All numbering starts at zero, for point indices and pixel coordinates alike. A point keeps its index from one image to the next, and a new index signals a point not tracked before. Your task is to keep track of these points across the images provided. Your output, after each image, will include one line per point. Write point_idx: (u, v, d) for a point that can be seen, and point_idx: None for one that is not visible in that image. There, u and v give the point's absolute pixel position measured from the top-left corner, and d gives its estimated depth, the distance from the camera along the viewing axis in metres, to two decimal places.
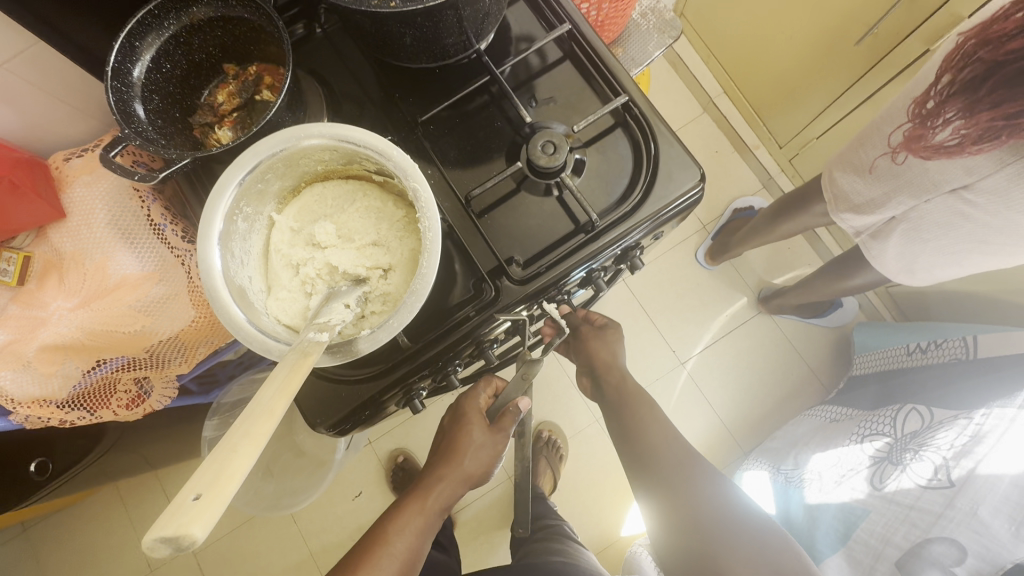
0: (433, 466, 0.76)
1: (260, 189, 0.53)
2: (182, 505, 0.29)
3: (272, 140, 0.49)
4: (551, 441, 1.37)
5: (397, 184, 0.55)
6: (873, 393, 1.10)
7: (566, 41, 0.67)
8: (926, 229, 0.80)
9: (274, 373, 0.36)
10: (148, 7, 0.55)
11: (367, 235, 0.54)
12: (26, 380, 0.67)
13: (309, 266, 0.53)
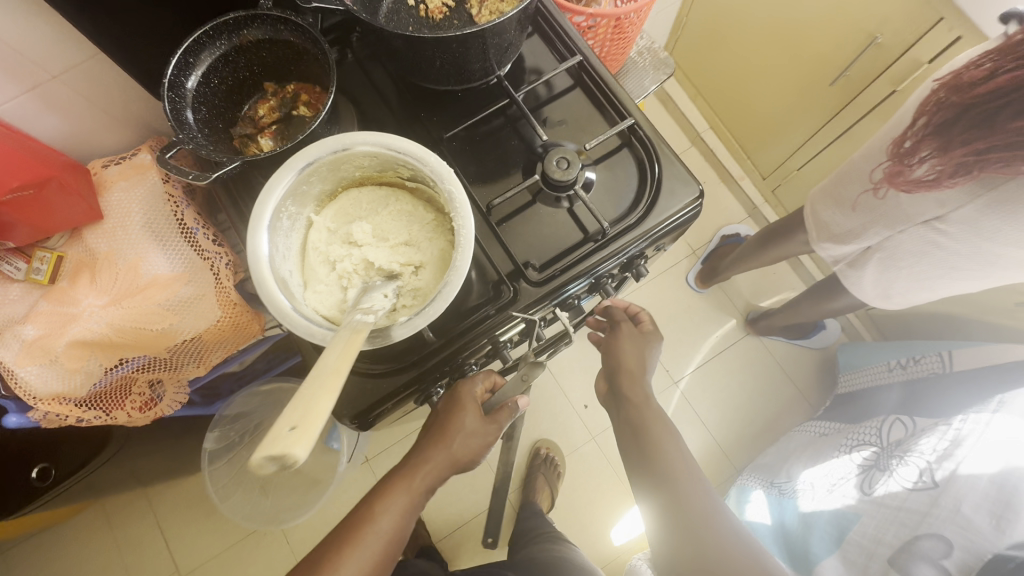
0: (420, 446, 0.72)
1: (303, 191, 0.57)
2: (281, 434, 0.34)
3: (320, 145, 0.54)
4: (548, 458, 1.39)
5: (429, 189, 0.60)
6: (858, 406, 1.16)
7: (576, 71, 0.74)
8: (900, 257, 0.87)
9: (336, 338, 0.42)
10: (205, 28, 0.60)
11: (400, 235, 0.59)
12: (51, 376, 0.70)
13: (348, 261, 0.57)
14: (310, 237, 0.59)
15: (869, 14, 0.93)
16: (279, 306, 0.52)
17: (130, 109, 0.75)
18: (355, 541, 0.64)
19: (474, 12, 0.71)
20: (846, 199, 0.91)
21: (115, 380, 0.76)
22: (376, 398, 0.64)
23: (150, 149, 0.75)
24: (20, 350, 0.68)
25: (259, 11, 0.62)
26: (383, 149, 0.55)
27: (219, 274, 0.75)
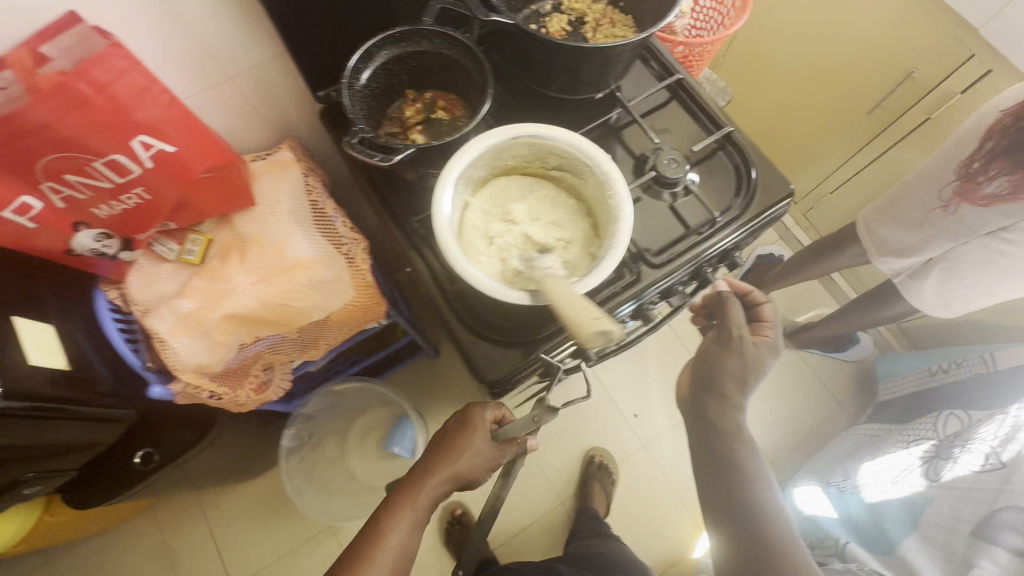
0: (423, 464, 0.74)
1: (469, 174, 0.65)
2: (594, 325, 0.54)
3: (494, 134, 0.62)
4: (603, 465, 1.41)
5: (571, 178, 0.69)
6: (905, 407, 1.23)
7: (673, 88, 0.85)
8: (963, 267, 0.97)
9: (558, 283, 0.59)
10: (376, 39, 0.70)
11: (549, 216, 0.68)
12: (199, 347, 0.75)
13: (507, 237, 0.65)
14: (468, 217, 0.66)
15: (907, 53, 1.07)
16: (464, 268, 0.58)
17: (274, 111, 0.84)
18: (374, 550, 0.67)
19: (589, 35, 0.81)
20: (905, 216, 1.02)
21: (247, 357, 0.82)
22: (515, 366, 0.69)
23: (289, 147, 0.83)
24: (175, 322, 0.74)
25: (421, 27, 0.71)
26: (545, 139, 0.64)
27: (352, 258, 0.82)
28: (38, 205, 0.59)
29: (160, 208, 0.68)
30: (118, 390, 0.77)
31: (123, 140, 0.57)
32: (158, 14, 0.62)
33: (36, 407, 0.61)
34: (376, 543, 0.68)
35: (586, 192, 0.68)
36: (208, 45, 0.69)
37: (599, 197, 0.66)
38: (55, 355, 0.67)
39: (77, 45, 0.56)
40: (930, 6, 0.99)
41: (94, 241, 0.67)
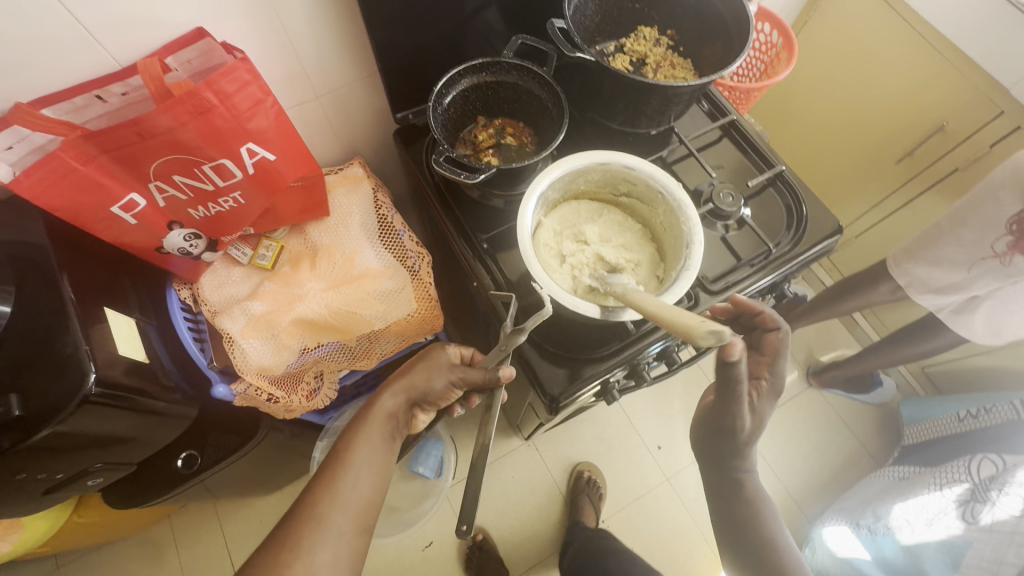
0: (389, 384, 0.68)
1: (546, 195, 0.69)
2: (703, 330, 0.49)
3: (575, 160, 0.67)
4: (591, 480, 1.38)
5: (639, 205, 0.73)
6: (938, 452, 1.22)
7: (726, 127, 0.90)
8: (1013, 303, 1.02)
9: (648, 300, 0.57)
10: (460, 67, 0.74)
11: (617, 239, 0.72)
12: (265, 349, 0.76)
13: (579, 256, 0.69)
14: (541, 234, 0.70)
15: (938, 107, 1.13)
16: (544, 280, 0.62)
17: (348, 129, 0.89)
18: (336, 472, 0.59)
19: (650, 75, 0.87)
20: (943, 258, 1.05)
21: (305, 363, 0.82)
22: (579, 382, 0.70)
23: (360, 163, 0.86)
24: (245, 323, 0.76)
25: (502, 60, 0.76)
26: (621, 166, 0.68)
27: (416, 272, 0.84)
28: (142, 202, 0.63)
29: (248, 214, 0.72)
30: (181, 385, 0.74)
31: (233, 147, 0.62)
32: (267, 35, 0.67)
33: (119, 398, 0.62)
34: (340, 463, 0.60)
35: (653, 219, 0.73)
36: (304, 65, 0.74)
37: (668, 223, 0.70)
38: (137, 347, 0.68)
39: (198, 57, 0.62)
40: (961, 63, 1.06)
41: (184, 241, 0.70)
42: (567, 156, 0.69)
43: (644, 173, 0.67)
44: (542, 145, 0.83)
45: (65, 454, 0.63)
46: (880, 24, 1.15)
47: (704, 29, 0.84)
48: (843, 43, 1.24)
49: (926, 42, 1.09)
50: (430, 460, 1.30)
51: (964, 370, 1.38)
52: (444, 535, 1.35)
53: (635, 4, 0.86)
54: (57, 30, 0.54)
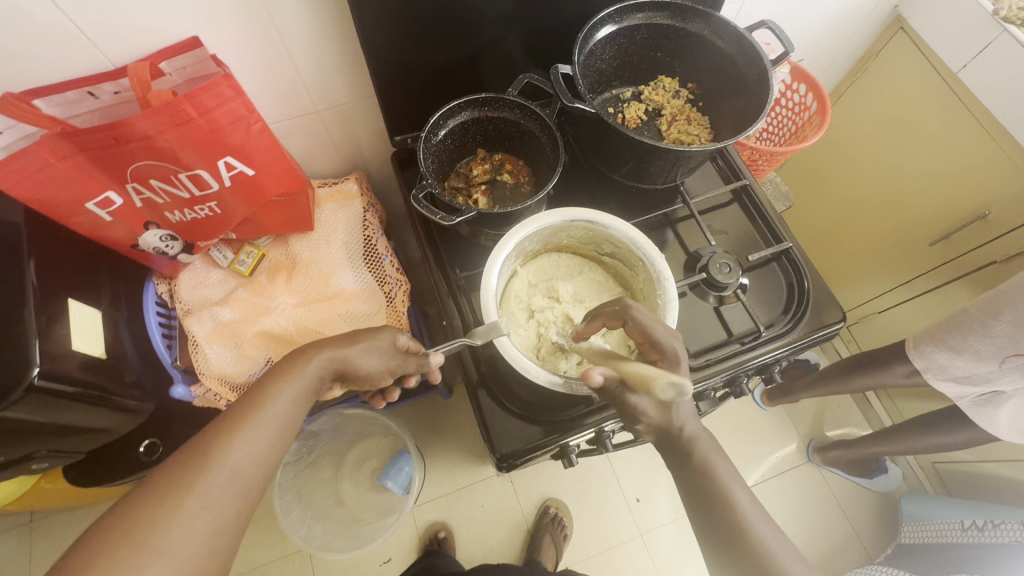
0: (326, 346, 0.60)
1: (522, 247, 0.67)
2: (659, 381, 0.44)
3: (555, 215, 0.65)
4: (557, 518, 1.35)
5: (620, 266, 0.71)
6: (934, 563, 1.13)
7: (739, 192, 0.85)
8: None
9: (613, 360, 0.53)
10: (461, 100, 0.72)
11: (592, 300, 0.70)
12: (227, 357, 0.76)
13: (547, 313, 0.68)
14: (513, 285, 0.69)
15: (982, 191, 1.05)
16: (499, 336, 0.61)
17: (349, 144, 0.88)
18: (245, 423, 0.49)
19: (664, 128, 0.83)
20: (966, 348, 0.95)
21: (269, 375, 0.79)
22: (532, 442, 0.68)
23: (356, 180, 0.85)
24: (212, 328, 0.76)
25: (504, 97, 0.73)
26: (601, 226, 0.66)
27: (393, 299, 0.82)
28: (118, 201, 0.63)
29: (226, 222, 0.71)
30: (143, 382, 0.77)
31: (211, 159, 0.62)
32: (266, 48, 0.66)
33: (69, 389, 0.63)
34: (251, 413, 0.50)
35: (635, 283, 0.69)
36: (304, 80, 0.73)
37: (646, 291, 0.66)
38: (96, 340, 0.69)
39: (193, 64, 0.63)
40: (1013, 151, 0.98)
41: (160, 241, 0.70)
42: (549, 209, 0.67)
43: (624, 236, 0.65)
44: (538, 188, 0.80)
45: (13, 440, 0.64)
46: (927, 94, 1.08)
47: (724, 85, 0.78)
48: (887, 109, 1.17)
49: (976, 121, 1.02)
50: (399, 476, 1.23)
51: (979, 475, 1.27)
52: (402, 554, 1.33)
53: (655, 52, 0.80)
54: (51, 28, 0.55)
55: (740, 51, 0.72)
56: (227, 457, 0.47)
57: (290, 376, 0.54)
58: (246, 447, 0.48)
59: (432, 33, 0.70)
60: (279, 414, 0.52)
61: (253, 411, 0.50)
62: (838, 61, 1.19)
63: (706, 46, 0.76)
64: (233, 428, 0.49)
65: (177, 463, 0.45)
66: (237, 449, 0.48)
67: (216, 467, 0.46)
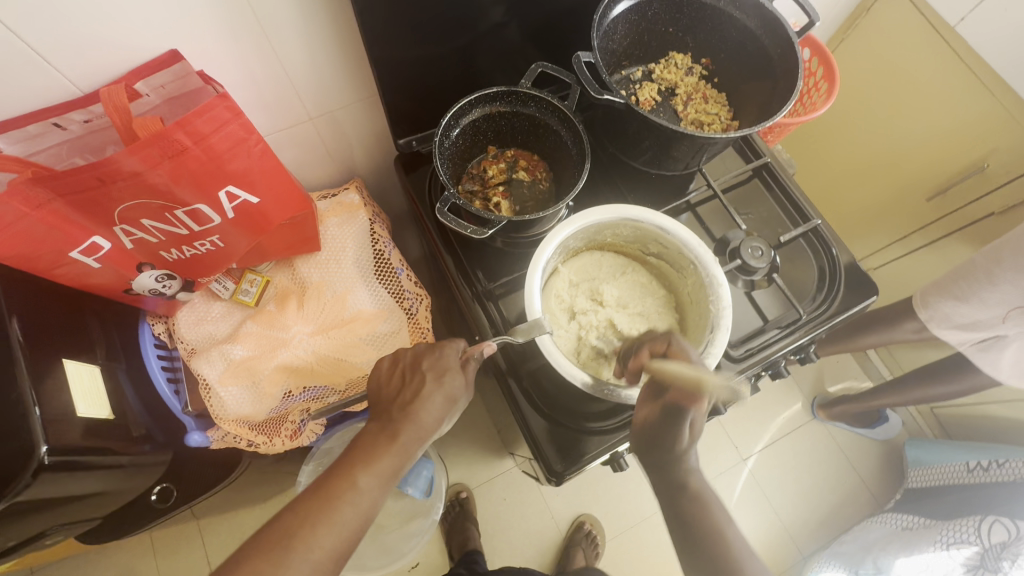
0: (396, 405, 0.58)
1: (567, 243, 0.67)
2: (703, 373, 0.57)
3: (605, 211, 0.66)
4: (591, 534, 1.33)
5: (665, 266, 0.72)
6: (943, 506, 1.17)
7: (760, 170, 0.82)
8: None
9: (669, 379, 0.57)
10: (472, 98, 0.66)
11: (635, 304, 0.71)
12: (244, 398, 0.71)
13: (591, 313, 0.69)
14: (555, 282, 0.70)
15: (980, 145, 1.05)
16: (542, 333, 0.60)
17: (344, 149, 0.81)
18: (329, 515, 0.51)
19: (680, 109, 0.79)
20: (971, 296, 0.90)
21: (288, 408, 0.76)
22: (585, 454, 0.66)
23: (357, 188, 0.78)
24: (224, 369, 0.70)
25: (517, 90, 0.68)
26: (653, 227, 0.67)
27: (414, 315, 0.78)
28: (106, 245, 0.56)
29: (228, 256, 0.65)
30: (154, 434, 0.70)
31: (210, 192, 0.55)
32: (249, 55, 0.58)
33: (76, 461, 0.57)
34: (341, 501, 0.52)
35: (681, 286, 0.71)
36: (293, 86, 0.65)
37: (695, 295, 0.68)
38: (98, 402, 0.62)
39: (172, 81, 0.56)
40: (1013, 105, 0.98)
41: (156, 281, 0.63)
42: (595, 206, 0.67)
43: (678, 238, 0.66)
44: (558, 185, 0.75)
45: (20, 521, 0.57)
46: (922, 50, 1.06)
47: (743, 60, 0.74)
48: (880, 67, 1.14)
49: (974, 76, 1.01)
50: (418, 481, 1.19)
51: (977, 417, 1.32)
52: (430, 556, 1.32)
53: (668, 27, 0.76)
54: (1, 53, 0.46)
55: (763, 25, 0.68)
56: (308, 554, 0.49)
57: (382, 456, 0.55)
58: (328, 542, 0.50)
59: (432, 23, 0.63)
60: (365, 503, 0.53)
61: (341, 500, 0.52)
62: (830, 20, 1.16)
63: (723, 19, 0.72)
64: (320, 520, 0.50)
65: (260, 558, 0.47)
66: (320, 544, 0.49)
67: (300, 565, 0.48)
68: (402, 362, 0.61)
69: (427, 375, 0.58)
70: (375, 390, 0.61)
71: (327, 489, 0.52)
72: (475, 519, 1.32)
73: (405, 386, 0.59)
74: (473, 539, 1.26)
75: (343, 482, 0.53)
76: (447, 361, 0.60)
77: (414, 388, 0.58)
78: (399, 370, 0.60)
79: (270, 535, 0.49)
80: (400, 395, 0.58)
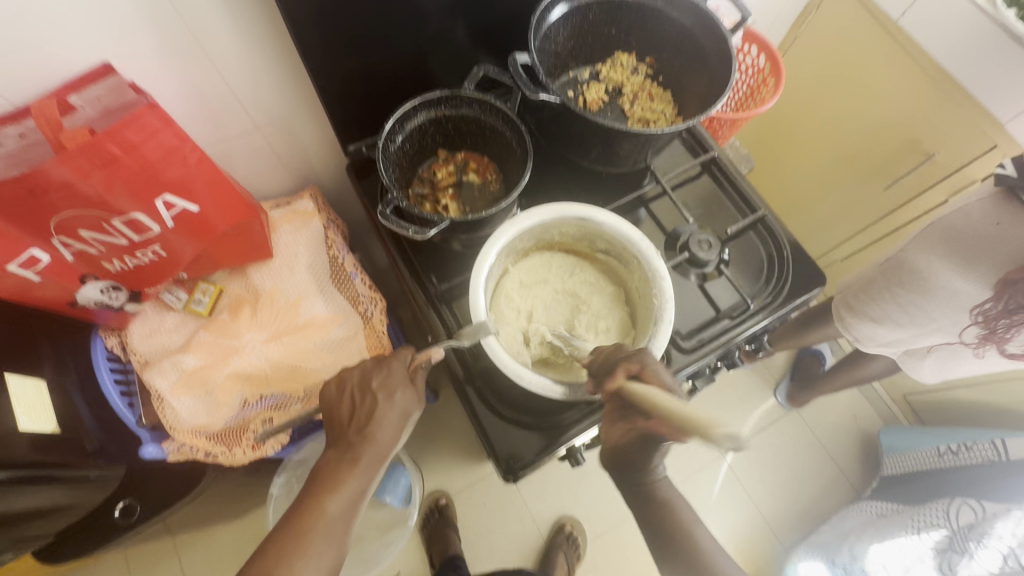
0: (349, 429, 0.57)
1: (512, 244, 0.67)
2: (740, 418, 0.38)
3: (547, 210, 0.65)
4: (572, 536, 1.31)
5: (615, 262, 0.71)
6: (915, 491, 1.18)
7: (709, 164, 0.84)
8: (960, 357, 0.86)
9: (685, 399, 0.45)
10: (414, 103, 0.67)
11: (587, 304, 0.71)
12: (199, 408, 0.71)
13: (545, 318, 0.69)
14: (506, 283, 0.69)
15: (928, 133, 1.05)
16: (486, 334, 0.60)
17: (298, 158, 0.81)
18: (304, 548, 0.50)
19: (627, 108, 0.80)
20: (886, 318, 0.87)
21: (247, 417, 0.75)
22: (538, 451, 0.66)
23: (311, 196, 0.78)
24: (177, 379, 0.70)
25: (460, 94, 0.69)
26: (597, 224, 0.66)
27: (370, 318, 0.79)
28: (45, 258, 0.56)
29: (176, 264, 0.66)
30: (107, 449, 0.71)
31: (147, 201, 0.56)
32: (188, 66, 0.59)
33: (17, 475, 0.59)
34: (314, 532, 0.51)
35: (629, 279, 0.70)
36: (237, 96, 0.66)
37: (644, 291, 0.67)
38: (44, 416, 0.63)
39: (107, 94, 0.57)
40: (952, 90, 0.99)
41: (102, 293, 0.64)
42: (540, 205, 0.67)
43: (622, 234, 0.65)
44: (507, 185, 0.77)
45: None
46: (870, 43, 1.07)
47: (684, 58, 0.76)
48: (832, 61, 1.16)
49: (919, 65, 1.01)
50: (397, 489, 1.20)
51: (947, 402, 1.33)
52: (411, 565, 1.31)
53: (610, 29, 0.77)
54: None
55: (698, 22, 0.70)
56: None
57: (348, 480, 0.54)
58: (309, 573, 0.50)
59: (370, 33, 0.64)
60: (340, 529, 0.53)
61: (313, 530, 0.51)
62: (780, 19, 1.18)
63: (660, 18, 0.73)
64: (295, 552, 0.50)
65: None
66: (300, 573, 0.49)
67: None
68: (349, 383, 0.59)
69: (377, 395, 0.57)
70: (328, 414, 0.60)
71: (300, 525, 0.51)
72: (455, 526, 1.30)
73: (359, 407, 0.57)
74: (453, 544, 1.24)
75: (311, 514, 0.52)
76: (394, 377, 0.58)
77: (368, 406, 0.57)
78: (348, 393, 0.59)
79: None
80: (353, 418, 0.57)
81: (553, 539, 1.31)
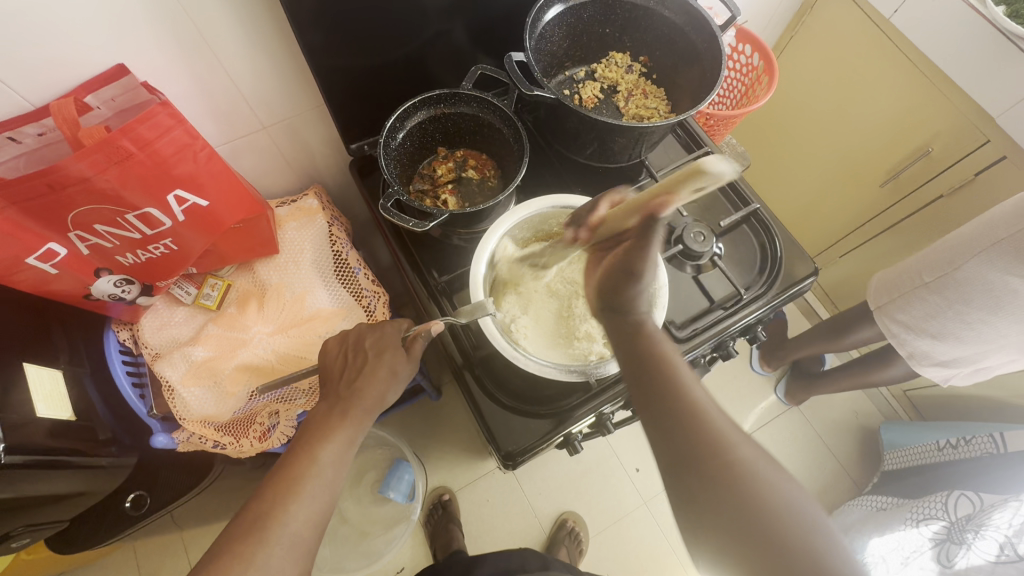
0: (337, 380, 0.59)
1: (509, 235, 0.69)
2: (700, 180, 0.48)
3: (542, 200, 0.67)
4: (575, 532, 1.32)
5: None
6: (914, 485, 1.18)
7: (702, 159, 0.86)
8: None
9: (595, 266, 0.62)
10: (415, 100, 0.70)
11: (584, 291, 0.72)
12: (207, 398, 0.73)
13: (541, 306, 0.71)
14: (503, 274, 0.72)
15: (926, 130, 1.06)
16: (482, 315, 0.62)
17: (303, 157, 0.84)
18: (296, 490, 0.53)
19: (621, 105, 0.82)
20: None
21: (253, 408, 0.78)
22: (536, 438, 0.68)
23: (315, 194, 0.81)
24: (186, 370, 0.73)
25: (459, 92, 0.71)
26: None
27: (372, 311, 0.81)
28: (62, 251, 0.59)
29: (186, 257, 0.68)
30: (120, 437, 0.75)
31: (159, 196, 0.59)
32: (198, 65, 0.62)
33: (46, 460, 0.61)
34: (304, 475, 0.54)
35: None
36: (245, 97, 0.69)
37: None
38: (61, 404, 0.65)
39: (121, 94, 0.60)
40: (946, 87, 1.00)
41: (114, 286, 0.66)
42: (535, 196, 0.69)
43: None
44: (505, 180, 0.79)
45: None
46: (865, 40, 1.08)
47: (676, 56, 0.78)
48: (829, 59, 1.17)
49: (913, 64, 1.03)
50: (401, 485, 1.23)
51: (947, 396, 1.33)
52: (415, 561, 1.32)
53: (605, 28, 0.80)
54: None
55: (688, 21, 0.72)
56: (283, 530, 0.50)
57: (339, 429, 0.56)
58: (300, 513, 0.52)
59: (372, 35, 0.67)
60: (329, 475, 0.55)
61: (305, 476, 0.54)
62: (774, 20, 1.21)
63: (653, 17, 0.76)
64: (287, 496, 0.52)
65: (237, 537, 0.49)
66: (292, 515, 0.51)
67: (275, 542, 0.49)
68: (346, 342, 0.61)
69: (370, 354, 0.59)
70: (320, 373, 0.61)
71: (291, 470, 0.54)
72: (458, 520, 1.32)
73: (349, 365, 0.59)
74: (456, 539, 1.25)
75: (304, 461, 0.54)
76: (387, 339, 0.60)
77: (360, 363, 0.59)
78: (340, 352, 0.61)
79: (243, 519, 0.51)
80: (345, 373, 0.59)
81: (556, 533, 1.32)
